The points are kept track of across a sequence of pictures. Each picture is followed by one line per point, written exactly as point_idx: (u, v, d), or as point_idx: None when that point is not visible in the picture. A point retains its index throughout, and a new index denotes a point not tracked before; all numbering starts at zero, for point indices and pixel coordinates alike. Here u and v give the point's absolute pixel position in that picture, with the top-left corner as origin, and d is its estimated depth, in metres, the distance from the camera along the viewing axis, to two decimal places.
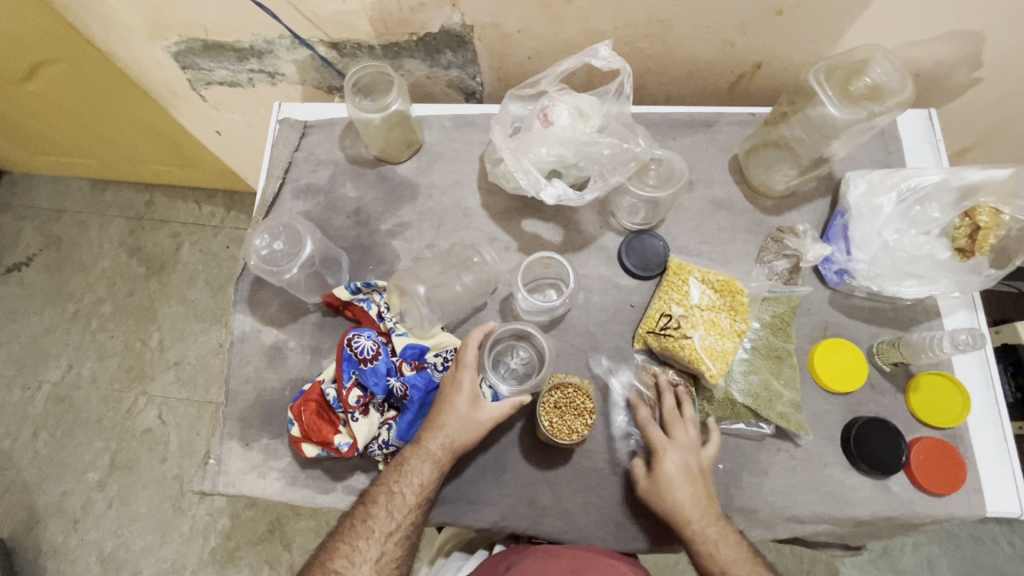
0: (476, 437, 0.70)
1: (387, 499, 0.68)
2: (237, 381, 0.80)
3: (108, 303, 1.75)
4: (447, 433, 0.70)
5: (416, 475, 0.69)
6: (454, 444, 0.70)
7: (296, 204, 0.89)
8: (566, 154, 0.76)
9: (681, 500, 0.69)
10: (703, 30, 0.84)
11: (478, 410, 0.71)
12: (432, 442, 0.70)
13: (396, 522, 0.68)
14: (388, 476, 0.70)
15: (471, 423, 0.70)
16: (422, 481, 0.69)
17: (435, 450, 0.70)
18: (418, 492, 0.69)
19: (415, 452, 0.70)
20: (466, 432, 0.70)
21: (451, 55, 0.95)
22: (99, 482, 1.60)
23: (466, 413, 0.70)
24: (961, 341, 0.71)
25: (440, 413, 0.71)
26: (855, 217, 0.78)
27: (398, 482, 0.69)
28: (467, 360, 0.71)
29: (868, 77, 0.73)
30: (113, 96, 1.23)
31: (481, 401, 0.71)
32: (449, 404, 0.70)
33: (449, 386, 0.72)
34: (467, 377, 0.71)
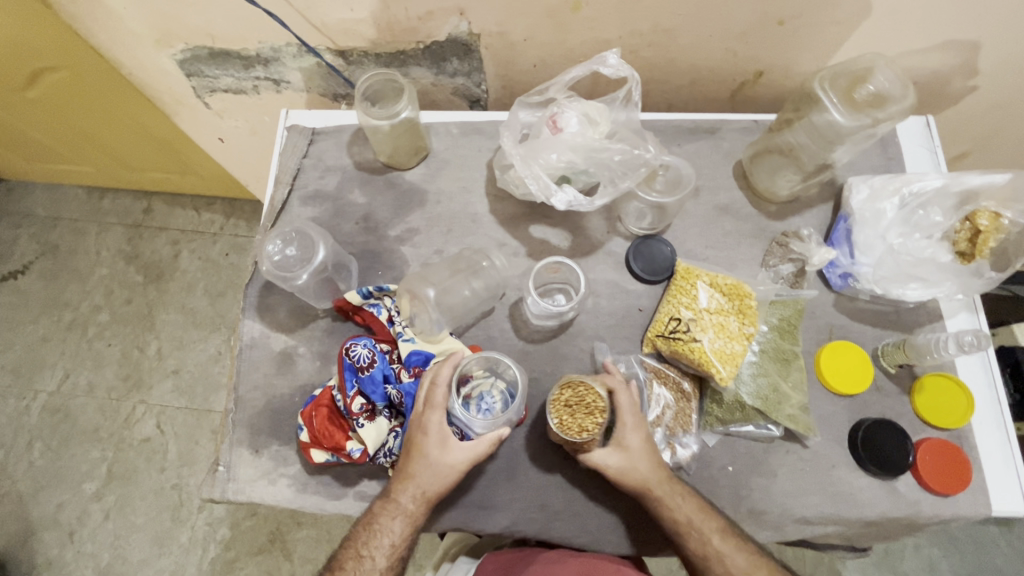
0: (449, 484, 0.69)
1: (355, 563, 0.68)
2: (246, 388, 0.80)
3: (105, 311, 1.74)
4: (419, 483, 0.68)
5: (386, 533, 0.68)
6: (425, 493, 0.68)
7: (304, 210, 0.89)
8: (577, 160, 0.76)
9: (635, 445, 0.71)
10: (706, 38, 0.85)
11: (449, 456, 0.69)
12: (401, 494, 0.69)
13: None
14: (359, 536, 0.69)
15: (441, 471, 0.69)
16: (392, 540, 0.68)
17: (405, 505, 0.68)
18: (388, 553, 0.68)
19: (386, 507, 0.69)
20: (438, 480, 0.69)
21: (457, 63, 0.96)
22: (96, 493, 1.58)
23: (436, 462, 0.68)
24: (966, 341, 0.72)
25: (410, 462, 0.69)
26: (858, 221, 0.80)
27: (367, 545, 0.68)
28: (434, 400, 0.69)
29: (872, 85, 0.75)
30: (116, 103, 1.23)
31: (451, 445, 0.69)
32: (418, 452, 0.69)
33: (415, 430, 0.70)
34: (434, 417, 0.68)
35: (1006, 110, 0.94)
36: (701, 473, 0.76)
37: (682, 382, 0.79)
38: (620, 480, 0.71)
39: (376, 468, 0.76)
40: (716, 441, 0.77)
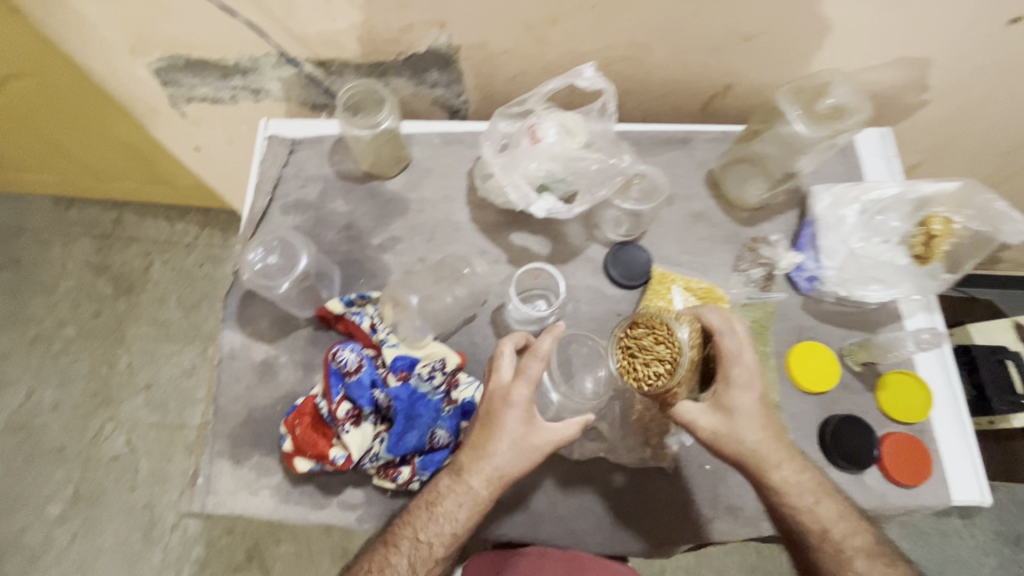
0: (526, 468, 0.67)
1: (410, 546, 0.67)
2: (227, 398, 0.79)
3: (73, 325, 1.68)
4: (495, 466, 0.67)
5: (448, 520, 0.68)
6: (501, 477, 0.67)
7: (285, 220, 0.89)
8: (555, 169, 0.78)
9: (747, 408, 0.67)
10: (678, 53, 0.89)
11: (532, 435, 0.67)
12: (475, 476, 0.67)
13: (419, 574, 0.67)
14: (417, 518, 0.68)
15: (522, 452, 0.67)
16: (453, 528, 0.68)
17: (476, 489, 0.67)
18: (446, 541, 0.67)
19: (453, 490, 0.68)
20: (515, 463, 0.67)
21: (437, 74, 0.97)
22: (62, 514, 1.52)
23: (517, 443, 0.67)
24: (923, 339, 0.80)
25: (489, 440, 0.67)
26: (822, 227, 0.83)
27: (427, 528, 0.68)
28: (528, 370, 0.67)
29: (831, 98, 0.80)
30: (88, 111, 1.21)
31: (536, 424, 0.68)
32: (499, 430, 0.67)
33: (499, 404, 0.68)
34: (520, 391, 0.67)
35: (956, 122, 1.00)
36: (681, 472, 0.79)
37: None
38: (720, 445, 0.68)
39: (360, 476, 0.76)
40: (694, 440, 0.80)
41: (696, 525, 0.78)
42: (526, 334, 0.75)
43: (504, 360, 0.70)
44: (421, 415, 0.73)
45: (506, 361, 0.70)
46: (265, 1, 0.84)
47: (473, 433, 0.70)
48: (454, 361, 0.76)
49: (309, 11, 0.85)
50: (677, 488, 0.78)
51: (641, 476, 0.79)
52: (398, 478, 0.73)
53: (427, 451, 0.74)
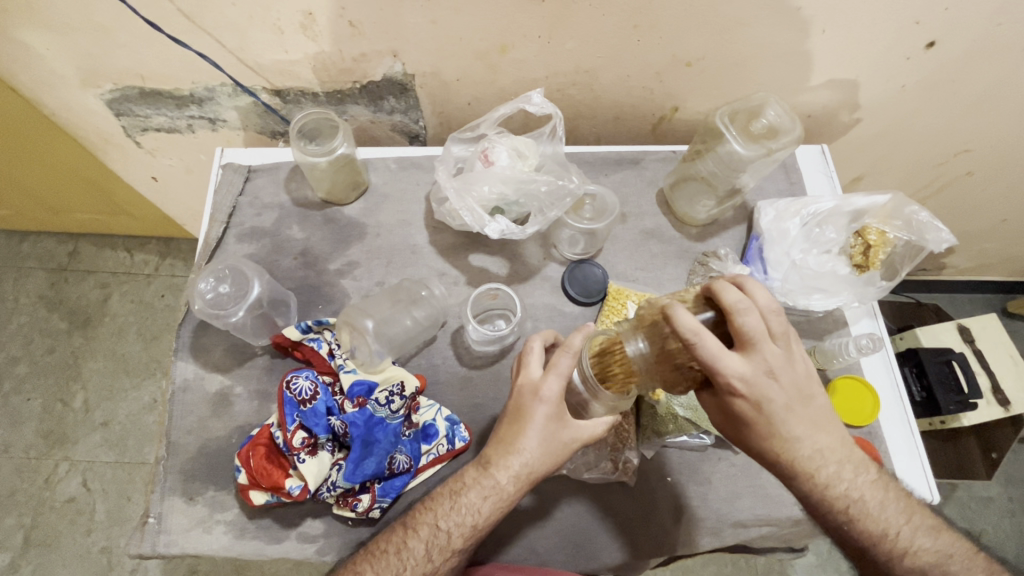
0: (554, 464, 0.66)
1: (430, 532, 0.66)
2: (180, 432, 0.77)
3: (24, 363, 1.62)
4: (523, 462, 0.65)
5: (471, 511, 0.66)
6: (529, 474, 0.65)
7: (240, 248, 0.88)
8: (507, 192, 0.81)
9: (750, 411, 0.60)
10: (625, 78, 0.93)
11: (560, 430, 0.66)
12: (501, 472, 0.65)
13: (432, 564, 0.65)
14: (441, 505, 0.67)
15: (552, 446, 0.66)
16: (474, 521, 0.66)
17: (502, 484, 0.65)
18: (465, 533, 0.65)
19: (479, 482, 0.66)
20: (544, 460, 0.65)
21: (394, 101, 0.99)
22: (11, 563, 1.44)
23: (548, 437, 0.65)
24: (862, 344, 0.80)
25: (519, 435, 0.65)
26: (768, 240, 0.88)
27: (447, 517, 0.66)
28: (559, 365, 0.64)
29: (766, 119, 0.85)
30: (39, 142, 1.18)
31: (567, 421, 0.66)
32: (530, 424, 0.65)
33: (529, 399, 0.66)
34: (552, 387, 0.64)
35: (889, 137, 1.06)
36: (642, 486, 0.79)
37: None
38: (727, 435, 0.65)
39: (319, 507, 0.74)
40: (654, 453, 0.81)
41: (659, 539, 0.78)
42: (552, 333, 0.73)
43: (534, 355, 0.67)
44: (380, 440, 0.72)
45: (534, 359, 0.68)
46: (217, 32, 0.85)
47: (502, 426, 0.68)
48: (413, 385, 0.76)
49: (262, 42, 0.86)
50: (640, 502, 0.79)
51: (604, 492, 0.79)
52: (358, 506, 0.71)
53: (387, 477, 0.73)
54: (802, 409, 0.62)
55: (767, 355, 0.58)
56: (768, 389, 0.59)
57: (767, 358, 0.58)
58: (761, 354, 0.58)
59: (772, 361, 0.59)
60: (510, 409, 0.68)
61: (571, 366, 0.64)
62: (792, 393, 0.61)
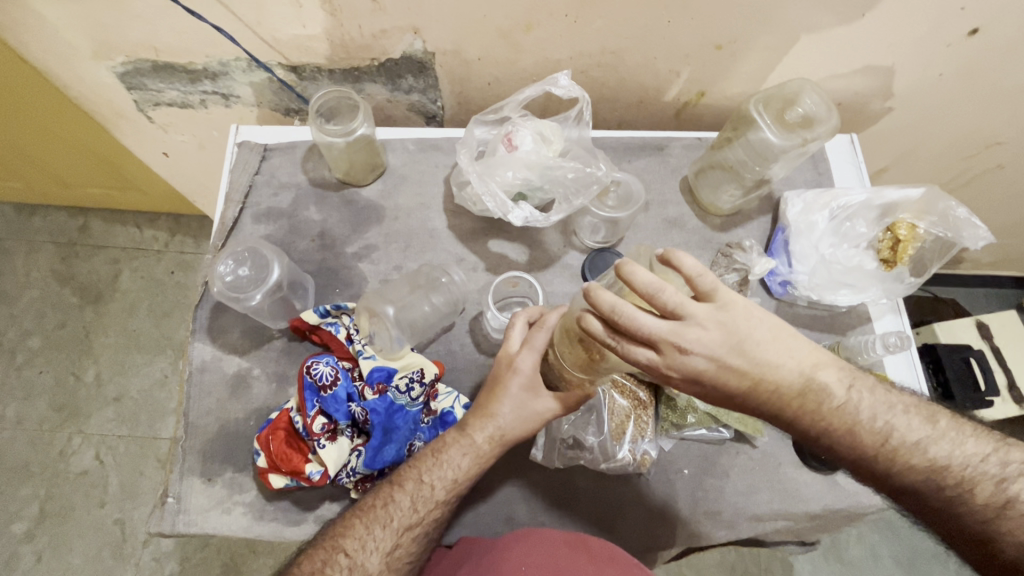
0: (528, 433, 0.68)
1: (415, 487, 0.66)
2: (198, 414, 0.77)
3: (36, 336, 1.62)
4: (497, 425, 0.68)
5: (451, 468, 0.67)
6: (503, 438, 0.68)
7: (256, 228, 0.87)
8: (531, 177, 0.78)
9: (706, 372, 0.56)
10: (651, 60, 0.90)
11: (534, 400, 0.68)
12: (478, 433, 0.68)
13: (418, 515, 0.66)
14: (423, 462, 0.68)
15: (524, 413, 0.68)
16: (455, 476, 0.67)
17: (479, 443, 0.68)
18: (448, 488, 0.67)
19: (458, 441, 0.68)
20: (516, 427, 0.68)
21: (412, 80, 0.97)
22: (28, 533, 1.47)
23: (520, 406, 0.68)
24: (890, 342, 0.77)
25: (494, 400, 0.68)
26: (794, 232, 0.85)
27: (431, 472, 0.67)
28: (535, 341, 0.66)
29: (801, 107, 0.80)
30: (51, 115, 1.17)
31: (541, 393, 0.68)
32: (504, 393, 0.68)
33: (504, 368, 0.69)
34: (526, 360, 0.67)
35: (920, 126, 1.03)
36: (659, 478, 0.79)
37: (637, 391, 0.80)
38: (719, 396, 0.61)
39: (337, 490, 0.74)
40: (672, 446, 0.80)
41: (675, 530, 0.78)
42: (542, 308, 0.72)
43: (514, 332, 0.69)
44: (400, 427, 0.71)
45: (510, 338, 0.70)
46: (233, 5, 0.82)
47: (480, 393, 0.71)
48: (432, 371, 0.75)
49: (280, 17, 0.84)
50: (657, 494, 0.79)
51: (621, 483, 0.79)
52: None
53: None
54: (743, 357, 0.56)
55: (683, 334, 0.54)
56: (690, 358, 0.55)
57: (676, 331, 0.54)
58: (667, 331, 0.54)
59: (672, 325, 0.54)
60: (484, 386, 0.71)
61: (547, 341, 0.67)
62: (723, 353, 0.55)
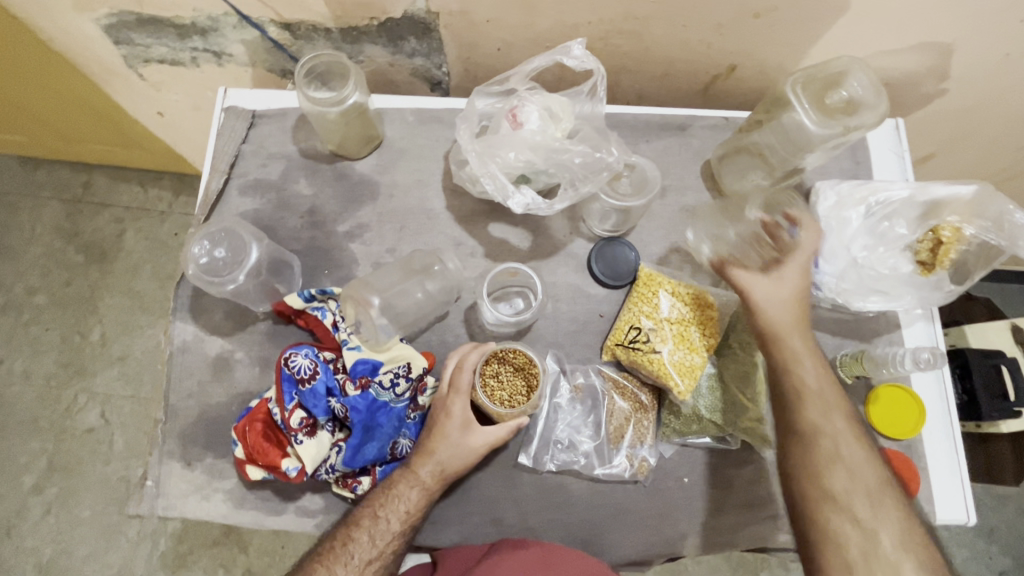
0: (468, 468, 0.67)
1: (371, 523, 0.64)
2: (179, 396, 0.74)
3: (42, 294, 1.62)
4: (439, 460, 0.66)
5: (402, 501, 0.65)
6: (445, 472, 0.66)
7: (244, 201, 0.82)
8: (536, 160, 0.70)
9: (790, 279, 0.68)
10: (678, 29, 0.80)
11: (471, 436, 0.67)
12: (421, 467, 0.66)
13: (378, 549, 0.64)
14: (376, 498, 0.66)
15: (463, 449, 0.66)
16: (407, 508, 0.65)
17: (424, 477, 0.66)
18: (403, 520, 0.65)
19: (405, 476, 0.66)
20: (457, 462, 0.66)
21: (415, 43, 0.88)
22: (36, 485, 1.51)
23: (457, 443, 0.66)
24: (922, 358, 0.72)
25: (432, 438, 0.67)
26: (824, 228, 0.77)
27: (385, 506, 0.65)
28: (459, 383, 0.67)
29: (845, 90, 0.71)
30: (39, 68, 1.11)
31: (477, 430, 0.67)
32: (440, 431, 0.67)
33: (439, 409, 0.68)
34: (456, 400, 0.67)
35: (976, 112, 0.92)
36: (657, 486, 0.75)
37: (639, 394, 0.77)
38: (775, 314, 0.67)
39: (319, 482, 0.72)
40: (672, 452, 0.76)
41: (670, 540, 0.74)
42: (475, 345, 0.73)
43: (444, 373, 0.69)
44: (382, 425, 0.68)
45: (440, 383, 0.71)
46: None
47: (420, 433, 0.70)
48: (420, 366, 0.70)
49: None
50: (654, 503, 0.75)
51: (617, 489, 0.75)
52: (357, 488, 0.68)
53: (388, 461, 0.70)
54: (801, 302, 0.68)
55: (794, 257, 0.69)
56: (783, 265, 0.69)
57: (798, 256, 0.69)
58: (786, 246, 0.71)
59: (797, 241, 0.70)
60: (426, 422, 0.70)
61: (471, 382, 0.67)
62: (790, 301, 0.68)
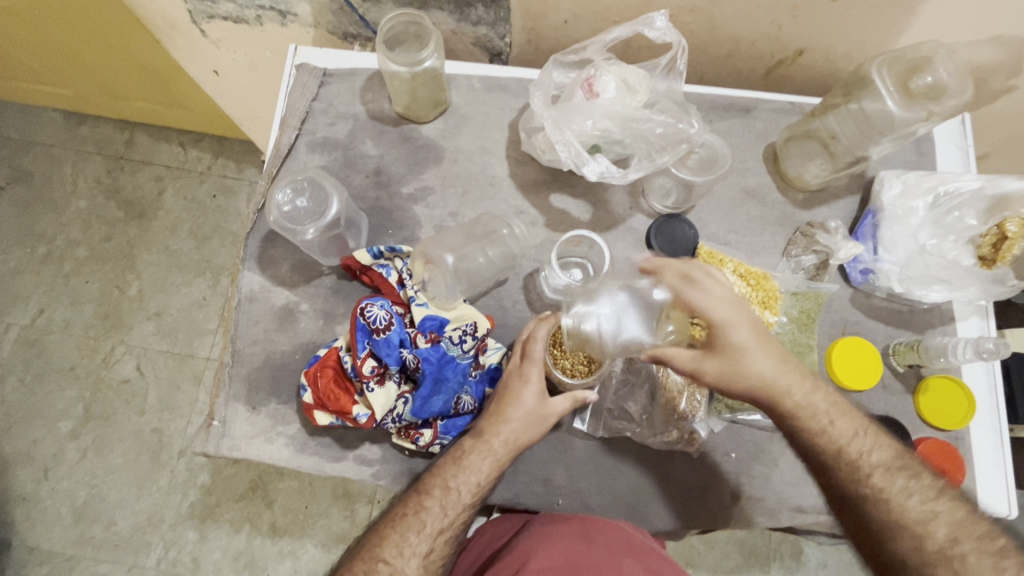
0: (540, 437, 0.68)
1: (441, 493, 0.65)
2: (245, 342, 0.76)
3: (84, 246, 1.65)
4: (512, 430, 0.67)
5: (474, 472, 0.66)
6: (518, 442, 0.68)
7: (311, 158, 0.83)
8: (612, 129, 0.71)
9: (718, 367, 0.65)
10: (753, 9, 0.80)
11: (546, 404, 0.68)
12: (493, 437, 0.67)
13: (449, 519, 0.65)
14: (446, 468, 0.67)
15: (537, 417, 0.68)
16: (479, 480, 0.67)
17: (497, 448, 0.67)
18: (474, 492, 0.66)
19: (476, 447, 0.67)
20: (529, 431, 0.68)
21: (483, 11, 0.87)
22: (72, 432, 1.55)
23: (532, 412, 0.68)
24: (985, 349, 0.73)
25: (507, 407, 0.68)
26: (887, 217, 0.79)
27: (456, 477, 0.66)
28: (534, 353, 0.69)
29: (930, 76, 0.70)
30: (103, 22, 1.13)
31: (551, 400, 0.68)
32: (515, 399, 0.68)
33: (515, 378, 0.69)
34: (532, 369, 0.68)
35: None
36: (705, 459, 0.76)
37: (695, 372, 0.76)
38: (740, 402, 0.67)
39: (378, 433, 0.74)
40: (721, 428, 0.77)
41: (715, 513, 0.76)
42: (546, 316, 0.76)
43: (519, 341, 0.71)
44: (449, 379, 0.70)
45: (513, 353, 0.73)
46: None
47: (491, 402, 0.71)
48: (484, 326, 0.72)
49: None
50: (700, 475, 0.76)
51: (665, 459, 0.76)
52: (419, 440, 0.70)
53: (451, 415, 0.72)
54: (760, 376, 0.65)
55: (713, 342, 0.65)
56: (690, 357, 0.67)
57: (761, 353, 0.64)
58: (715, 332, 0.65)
59: (734, 328, 0.64)
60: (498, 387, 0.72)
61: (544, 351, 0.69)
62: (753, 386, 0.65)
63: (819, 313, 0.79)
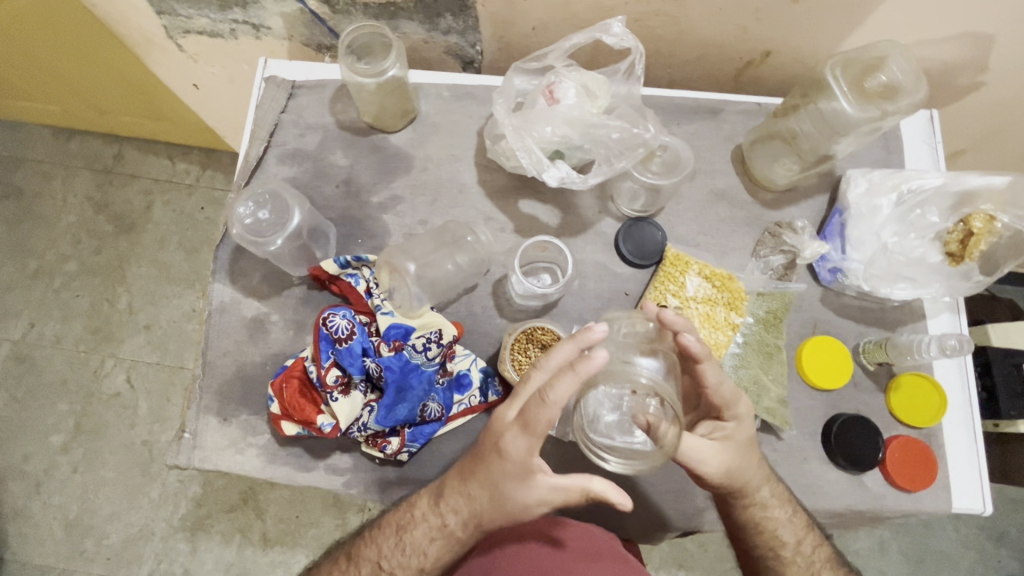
0: (507, 523, 0.61)
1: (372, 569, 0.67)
2: (216, 354, 0.77)
3: (73, 261, 1.66)
4: (471, 512, 0.62)
5: (415, 552, 0.65)
6: (479, 525, 0.62)
7: (281, 169, 0.84)
8: (572, 135, 0.72)
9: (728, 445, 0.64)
10: (717, 12, 0.80)
11: (530, 488, 0.58)
12: (450, 518, 0.64)
13: None
14: (386, 541, 0.67)
15: (506, 505, 0.59)
16: (420, 561, 0.65)
17: (451, 528, 0.64)
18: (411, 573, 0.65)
19: (424, 527, 0.65)
20: (495, 516, 0.61)
21: (451, 21, 0.88)
22: (64, 446, 1.56)
23: (502, 497, 0.59)
24: (949, 345, 0.73)
25: (473, 483, 0.61)
26: (853, 216, 0.79)
27: (393, 554, 0.66)
28: (535, 425, 0.55)
29: (883, 75, 0.72)
30: (82, 40, 1.14)
31: (536, 484, 0.58)
32: (487, 476, 0.60)
33: (492, 451, 0.59)
34: (518, 446, 0.57)
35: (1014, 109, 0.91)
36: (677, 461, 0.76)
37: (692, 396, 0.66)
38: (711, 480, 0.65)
39: (349, 442, 0.74)
40: None
41: (687, 515, 0.76)
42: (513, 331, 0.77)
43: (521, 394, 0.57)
44: (414, 387, 0.70)
45: (515, 394, 0.59)
46: None
47: (463, 466, 0.64)
48: (450, 333, 0.73)
49: None
50: (672, 477, 0.76)
51: None
52: (387, 448, 0.71)
53: (417, 423, 0.72)
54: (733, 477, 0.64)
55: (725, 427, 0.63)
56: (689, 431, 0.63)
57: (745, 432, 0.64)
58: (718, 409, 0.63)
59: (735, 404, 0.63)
60: (482, 436, 0.61)
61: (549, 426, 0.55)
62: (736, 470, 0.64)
63: (786, 313, 0.80)
